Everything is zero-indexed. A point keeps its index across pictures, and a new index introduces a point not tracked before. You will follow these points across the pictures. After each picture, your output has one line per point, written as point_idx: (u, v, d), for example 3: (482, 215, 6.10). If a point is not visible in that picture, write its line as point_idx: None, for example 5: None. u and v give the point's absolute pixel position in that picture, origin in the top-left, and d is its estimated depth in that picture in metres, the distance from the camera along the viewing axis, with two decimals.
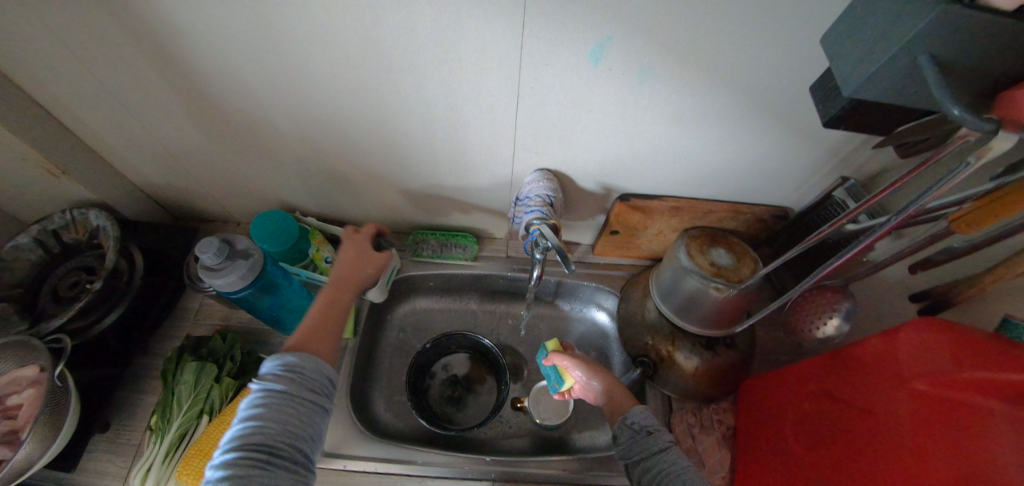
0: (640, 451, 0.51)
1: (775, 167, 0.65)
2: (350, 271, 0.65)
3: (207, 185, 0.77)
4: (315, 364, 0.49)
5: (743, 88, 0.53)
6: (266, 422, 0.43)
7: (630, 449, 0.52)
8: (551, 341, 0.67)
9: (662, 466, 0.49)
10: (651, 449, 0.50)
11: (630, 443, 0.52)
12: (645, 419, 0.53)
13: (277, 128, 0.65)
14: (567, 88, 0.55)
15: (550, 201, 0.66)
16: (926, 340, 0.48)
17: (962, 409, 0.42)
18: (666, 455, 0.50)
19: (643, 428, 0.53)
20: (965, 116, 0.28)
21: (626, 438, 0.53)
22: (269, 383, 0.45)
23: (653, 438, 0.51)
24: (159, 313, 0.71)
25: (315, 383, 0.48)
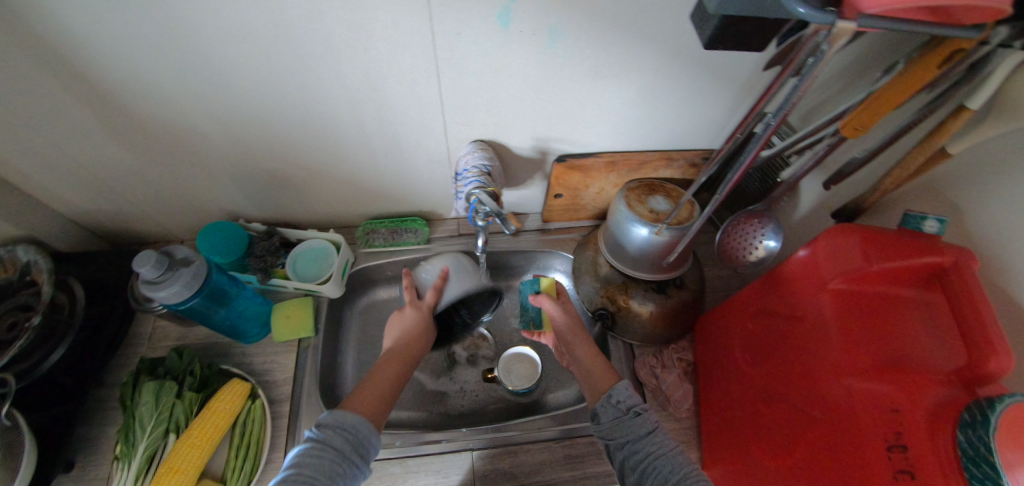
0: (626, 432, 0.52)
1: (700, 110, 0.66)
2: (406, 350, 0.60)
3: (140, 204, 0.74)
4: (362, 429, 0.50)
5: (653, 35, 0.54)
6: (309, 475, 0.44)
7: (616, 431, 0.53)
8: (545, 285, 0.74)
9: (649, 448, 0.51)
10: (640, 430, 0.52)
11: (615, 424, 0.53)
12: (632, 399, 0.54)
13: (197, 135, 0.63)
14: (484, 54, 0.55)
15: (487, 170, 0.65)
16: (842, 242, 0.51)
17: (884, 304, 0.48)
18: (653, 435, 0.52)
19: (629, 408, 0.54)
20: (810, 13, 0.30)
21: (609, 418, 0.54)
22: (318, 437, 0.48)
23: (640, 418, 0.52)
24: (110, 343, 0.70)
25: (364, 449, 0.49)
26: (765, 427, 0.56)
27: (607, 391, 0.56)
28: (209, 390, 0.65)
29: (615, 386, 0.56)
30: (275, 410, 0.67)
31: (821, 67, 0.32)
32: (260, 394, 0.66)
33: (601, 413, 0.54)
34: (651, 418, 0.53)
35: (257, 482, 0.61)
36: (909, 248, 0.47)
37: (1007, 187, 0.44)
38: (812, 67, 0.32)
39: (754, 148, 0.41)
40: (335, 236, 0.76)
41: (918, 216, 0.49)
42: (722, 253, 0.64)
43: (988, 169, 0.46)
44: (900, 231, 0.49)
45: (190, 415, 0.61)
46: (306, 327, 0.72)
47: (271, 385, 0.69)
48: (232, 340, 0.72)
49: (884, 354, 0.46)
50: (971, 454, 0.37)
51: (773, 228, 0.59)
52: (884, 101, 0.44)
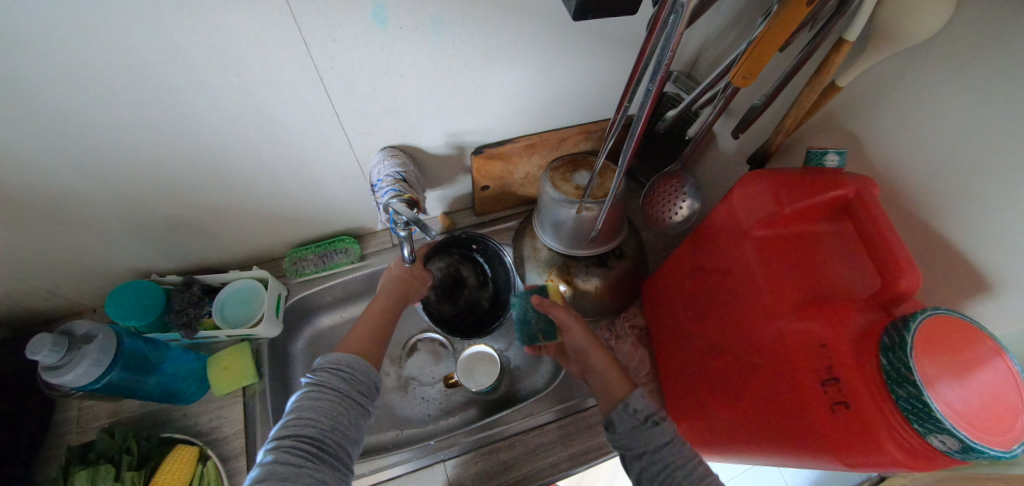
0: (643, 442, 0.49)
1: (607, 78, 0.65)
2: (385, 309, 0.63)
3: (30, 281, 0.67)
4: (361, 369, 0.52)
5: (540, 10, 0.51)
6: (315, 417, 0.45)
7: (632, 440, 0.50)
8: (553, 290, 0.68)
9: (668, 458, 0.47)
10: (659, 441, 0.48)
11: (631, 433, 0.50)
12: (650, 409, 0.51)
13: (69, 197, 0.56)
14: (368, 58, 0.51)
15: (401, 177, 0.62)
16: (755, 190, 0.51)
17: (801, 244, 0.49)
18: (673, 444, 0.48)
19: (647, 417, 0.50)
20: None
21: (625, 427, 0.50)
22: (318, 380, 0.49)
23: (658, 428, 0.49)
24: (30, 438, 0.64)
25: (363, 387, 0.51)
26: (716, 380, 0.58)
27: (624, 400, 0.52)
28: (152, 463, 0.60)
29: (632, 395, 0.52)
30: (231, 467, 0.63)
31: (685, 20, 0.32)
32: (210, 454, 0.62)
33: (617, 422, 0.51)
34: (670, 427, 0.50)
35: None
36: (815, 184, 0.47)
37: (892, 112, 0.45)
38: (676, 21, 0.32)
39: (642, 115, 0.41)
40: (259, 273, 0.72)
41: (818, 153, 0.50)
42: (647, 217, 0.64)
43: (874, 96, 0.47)
44: (804, 170, 0.50)
45: None
46: (248, 374, 0.68)
47: (221, 442, 0.65)
48: (170, 404, 0.67)
49: (808, 291, 0.47)
50: (892, 376, 0.38)
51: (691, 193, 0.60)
52: (766, 44, 0.43)
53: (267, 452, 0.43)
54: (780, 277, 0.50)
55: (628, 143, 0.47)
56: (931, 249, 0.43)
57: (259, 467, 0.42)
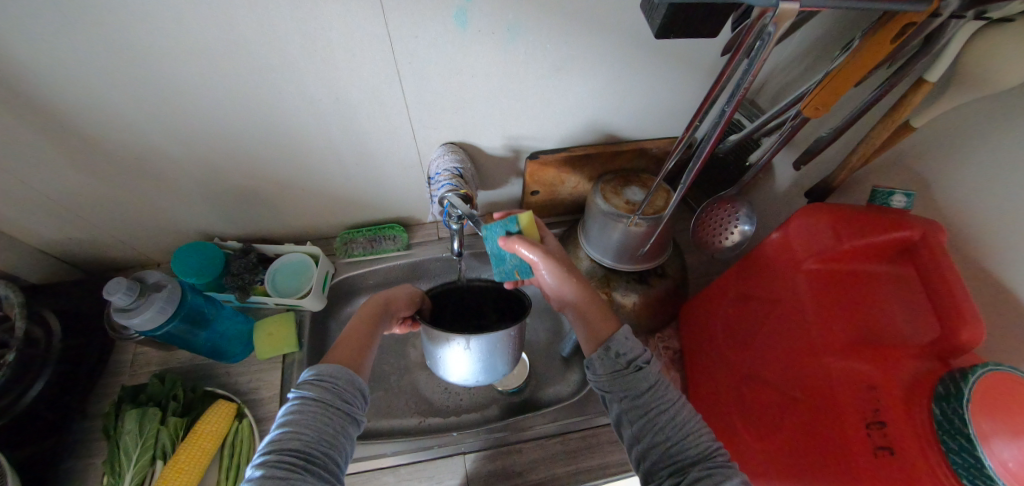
0: (626, 386, 0.48)
1: (670, 98, 0.66)
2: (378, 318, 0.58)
3: (112, 230, 0.73)
4: (348, 376, 0.48)
5: (613, 27, 0.53)
6: (302, 431, 0.42)
7: (613, 384, 0.49)
8: (525, 217, 0.58)
9: (653, 403, 0.47)
10: (642, 385, 0.48)
11: (612, 378, 0.49)
12: (633, 353, 0.50)
13: (161, 156, 0.61)
14: (445, 57, 0.54)
15: (458, 173, 0.65)
16: (811, 223, 0.51)
17: (858, 281, 0.48)
18: (655, 390, 0.48)
19: (630, 362, 0.49)
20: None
21: (606, 371, 0.50)
22: (304, 391, 0.45)
23: (641, 373, 0.48)
24: (90, 374, 0.69)
25: (350, 395, 0.47)
26: (751, 411, 0.57)
27: (604, 342, 0.51)
28: (194, 413, 0.64)
29: (614, 337, 0.51)
30: (263, 428, 0.66)
31: (773, 44, 0.32)
32: (246, 413, 0.66)
33: (596, 365, 0.50)
34: (654, 371, 0.49)
35: None
36: (880, 224, 0.46)
37: (969, 157, 0.44)
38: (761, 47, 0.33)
39: (715, 136, 0.41)
40: (313, 249, 0.76)
41: (884, 192, 0.48)
42: (697, 239, 0.64)
43: (950, 141, 0.46)
44: (868, 208, 0.49)
45: (177, 440, 0.61)
46: (290, 342, 0.71)
47: (257, 403, 0.68)
48: (216, 361, 0.71)
49: (860, 329, 0.47)
50: (949, 428, 0.36)
51: (745, 215, 0.59)
52: (842, 77, 0.43)
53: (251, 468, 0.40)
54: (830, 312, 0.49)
55: (696, 161, 0.47)
56: (1000, 300, 0.42)
57: (245, 484, 0.39)
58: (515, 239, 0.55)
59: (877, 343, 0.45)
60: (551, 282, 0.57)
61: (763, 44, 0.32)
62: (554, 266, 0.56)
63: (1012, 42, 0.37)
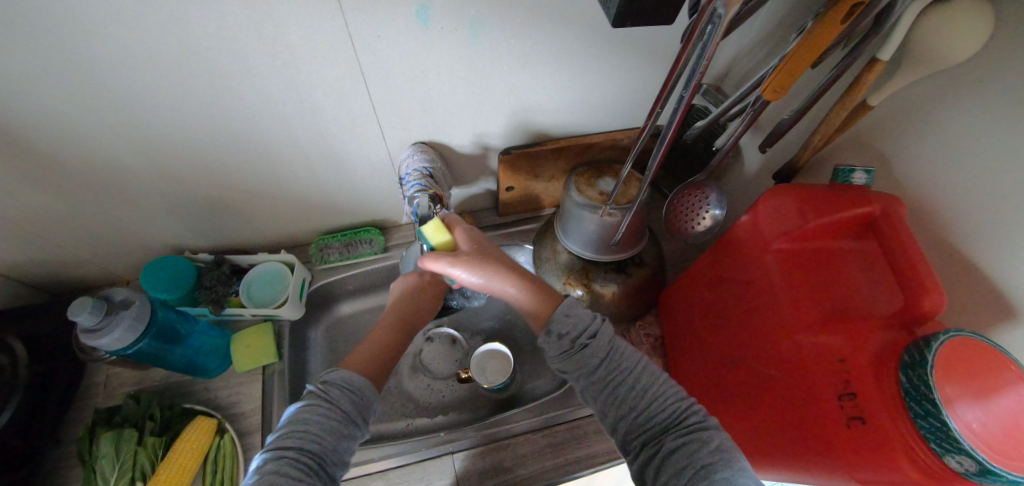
0: (576, 364, 0.50)
1: (638, 87, 0.66)
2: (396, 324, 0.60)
3: (74, 248, 0.70)
4: (372, 392, 0.51)
5: (575, 19, 0.53)
6: (324, 434, 0.44)
7: (567, 364, 0.50)
8: (431, 230, 0.58)
9: (610, 377, 0.48)
10: (591, 360, 0.49)
11: (563, 358, 0.50)
12: (578, 329, 0.50)
13: (122, 171, 0.59)
14: (409, 55, 0.53)
15: (428, 173, 0.64)
16: (778, 204, 0.52)
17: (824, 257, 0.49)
18: (608, 361, 0.49)
19: (575, 341, 0.50)
20: None
21: (557, 352, 0.51)
22: (333, 395, 0.47)
23: (586, 350, 0.49)
24: (61, 400, 0.67)
25: (368, 411, 0.50)
26: (730, 391, 0.58)
27: (547, 325, 0.52)
28: (173, 430, 0.63)
29: (553, 318, 0.52)
30: (247, 441, 0.65)
31: (721, 31, 0.33)
32: (228, 427, 0.65)
33: (547, 348, 0.52)
34: (603, 342, 0.50)
35: None
36: (842, 202, 0.47)
37: (922, 132, 0.46)
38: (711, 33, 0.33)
39: (674, 127, 0.42)
40: (286, 257, 0.74)
41: (845, 170, 0.50)
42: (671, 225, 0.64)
43: (905, 117, 0.47)
44: (832, 186, 0.50)
45: (155, 459, 0.59)
46: (269, 353, 0.70)
47: (239, 417, 0.67)
48: (193, 377, 0.69)
49: (829, 304, 0.48)
50: (914, 396, 0.37)
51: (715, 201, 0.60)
52: (797, 58, 0.44)
53: (265, 459, 0.42)
54: (801, 290, 0.50)
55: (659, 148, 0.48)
56: (955, 269, 0.43)
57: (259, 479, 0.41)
58: (425, 259, 0.56)
59: (845, 316, 0.47)
60: (488, 285, 0.56)
61: (711, 31, 0.34)
62: (477, 268, 0.55)
63: (957, 18, 0.38)
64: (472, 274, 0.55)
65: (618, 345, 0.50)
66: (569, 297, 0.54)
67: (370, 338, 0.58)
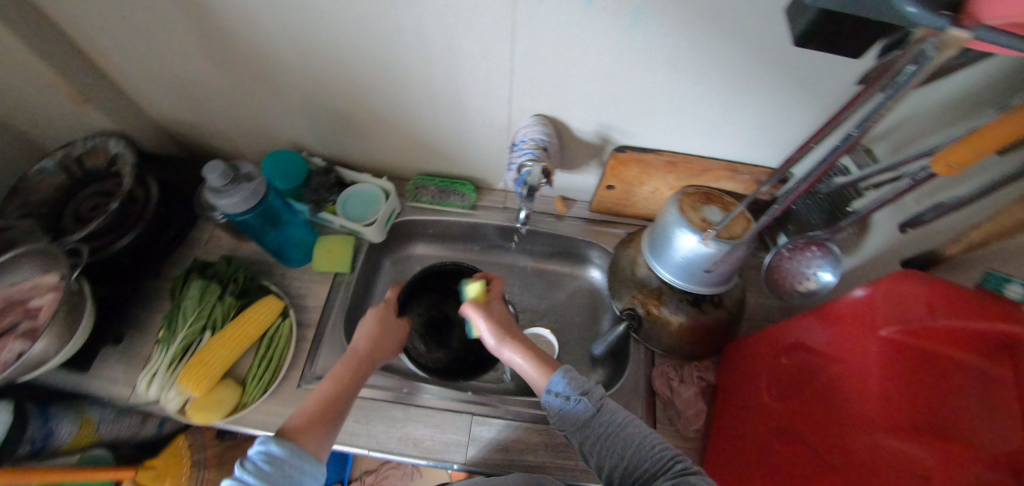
0: (574, 420, 0.47)
1: (779, 128, 0.62)
2: (355, 372, 0.56)
3: (218, 122, 0.79)
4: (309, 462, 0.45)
5: (746, 37, 0.50)
6: None
7: (565, 421, 0.48)
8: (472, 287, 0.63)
9: (603, 429, 0.46)
10: (588, 413, 0.47)
11: (562, 415, 0.48)
12: (570, 385, 0.48)
13: (278, 67, 0.65)
14: (562, 27, 0.54)
15: (544, 145, 0.64)
16: (905, 291, 0.46)
17: (941, 365, 0.43)
18: (601, 413, 0.47)
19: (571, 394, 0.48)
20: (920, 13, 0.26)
21: (556, 411, 0.48)
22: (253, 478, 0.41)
23: (582, 404, 0.47)
24: (170, 242, 0.77)
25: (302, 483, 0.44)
26: (773, 467, 0.52)
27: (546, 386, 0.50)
28: (248, 298, 0.70)
29: (551, 379, 0.50)
30: (301, 332, 0.71)
31: (923, 75, 0.30)
32: (291, 314, 0.71)
33: (548, 409, 0.49)
34: (597, 397, 0.48)
35: (272, 392, 0.67)
36: (980, 309, 0.41)
37: None
38: (900, 85, 0.31)
39: (829, 161, 0.40)
40: (386, 184, 0.78)
41: (1000, 277, 0.44)
42: (777, 278, 0.61)
43: None
44: (981, 291, 0.43)
45: (226, 318, 0.68)
46: (344, 262, 0.75)
47: (302, 309, 0.73)
48: (277, 260, 0.77)
49: (928, 412, 0.41)
50: None
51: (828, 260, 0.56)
52: (992, 138, 0.39)
53: None
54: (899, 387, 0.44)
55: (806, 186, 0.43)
56: None
57: None
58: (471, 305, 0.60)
59: (939, 434, 0.40)
60: (514, 358, 0.55)
61: (909, 72, 0.30)
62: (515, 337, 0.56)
63: None
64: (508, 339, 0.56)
65: (608, 401, 0.48)
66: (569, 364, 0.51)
67: (322, 385, 0.54)
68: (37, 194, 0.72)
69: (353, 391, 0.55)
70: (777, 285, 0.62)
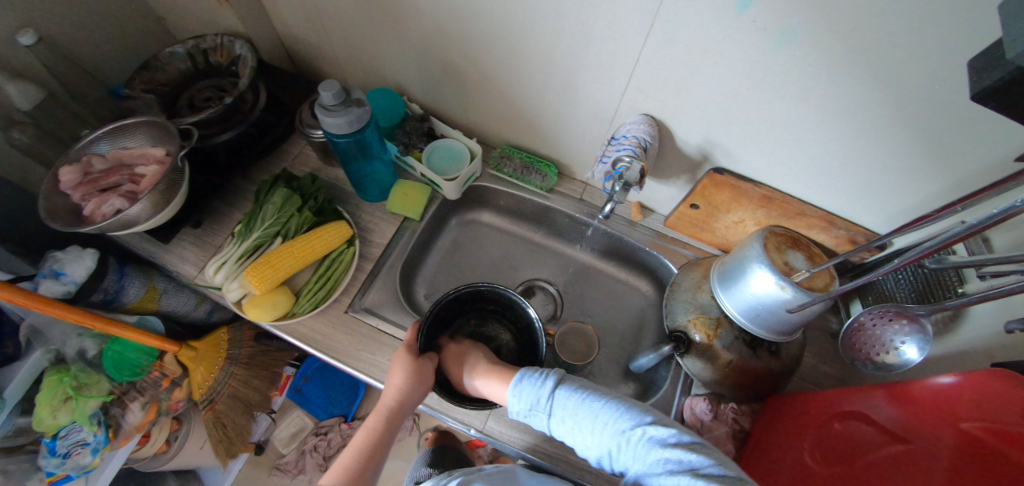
0: (537, 417, 0.51)
1: (898, 193, 0.57)
2: (392, 421, 0.57)
3: (335, 47, 0.82)
4: None
5: (905, 87, 0.46)
6: None
7: (532, 417, 0.52)
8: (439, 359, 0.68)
9: (562, 425, 0.50)
10: (547, 412, 0.50)
11: (527, 415, 0.52)
12: (525, 389, 0.51)
13: (408, 7, 0.66)
14: (702, 32, 0.51)
15: (645, 145, 0.63)
16: (999, 388, 0.40)
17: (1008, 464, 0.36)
18: (554, 409, 0.50)
19: (527, 397, 0.51)
20: None
21: (522, 411, 0.52)
22: None
23: (535, 404, 0.51)
24: (265, 148, 0.81)
25: None
26: None
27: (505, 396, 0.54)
28: (323, 218, 0.73)
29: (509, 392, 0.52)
30: (360, 263, 0.74)
31: None
32: (356, 244, 0.74)
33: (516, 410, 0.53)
34: (548, 392, 0.51)
35: (319, 311, 0.70)
36: None
37: None
38: None
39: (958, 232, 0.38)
40: (474, 147, 0.79)
41: None
42: (854, 341, 0.57)
43: None
44: None
45: (298, 230, 0.70)
46: (417, 210, 0.77)
47: (366, 242, 0.76)
48: (355, 191, 0.80)
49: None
50: None
51: (926, 338, 0.50)
52: None
53: None
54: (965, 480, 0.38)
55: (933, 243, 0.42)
56: None
57: None
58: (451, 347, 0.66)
59: None
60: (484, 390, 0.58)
61: None
62: (480, 367, 0.60)
63: None
64: (471, 373, 0.60)
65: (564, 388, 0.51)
66: (525, 368, 0.54)
67: (358, 434, 0.56)
68: (162, 74, 0.77)
69: (388, 438, 0.56)
70: (856, 349, 0.57)
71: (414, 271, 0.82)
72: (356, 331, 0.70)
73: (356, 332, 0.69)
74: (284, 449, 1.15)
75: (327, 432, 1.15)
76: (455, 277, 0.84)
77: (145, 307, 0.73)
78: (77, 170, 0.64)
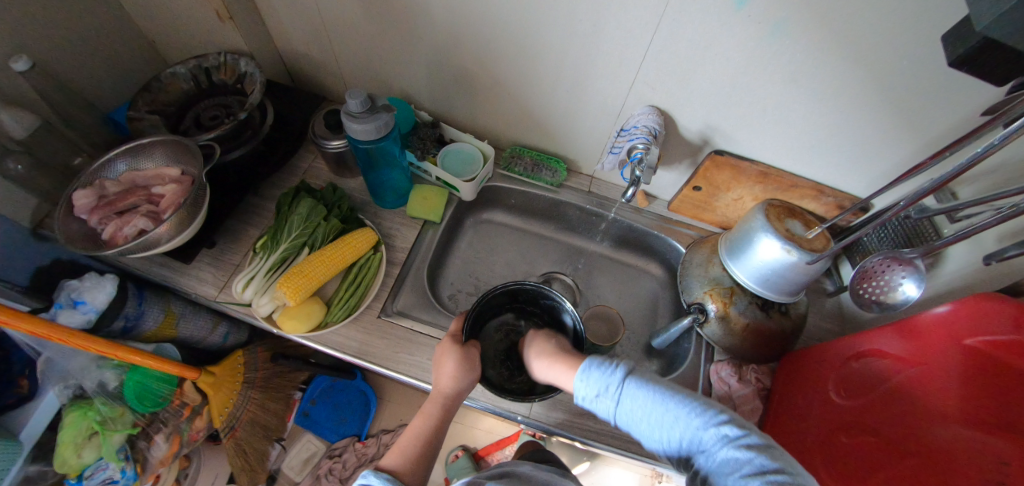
0: (602, 408, 0.48)
1: (876, 159, 0.65)
2: (445, 409, 0.58)
3: (341, 61, 0.84)
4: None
5: (881, 64, 0.54)
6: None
7: (597, 408, 0.48)
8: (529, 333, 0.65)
9: (631, 417, 0.46)
10: (614, 402, 0.47)
11: (592, 406, 0.48)
12: (601, 375, 0.48)
13: (422, 17, 0.70)
14: (706, 27, 0.57)
15: (655, 133, 0.69)
16: (993, 307, 0.45)
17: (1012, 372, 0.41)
18: (625, 399, 0.46)
19: (601, 384, 0.47)
20: None
21: (589, 401, 0.49)
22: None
23: (607, 393, 0.47)
24: (277, 163, 0.80)
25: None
26: (840, 461, 0.53)
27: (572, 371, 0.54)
28: (347, 226, 0.74)
29: (584, 375, 0.49)
30: (387, 267, 0.75)
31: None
32: (381, 249, 0.75)
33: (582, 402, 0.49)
34: (623, 380, 0.47)
35: (353, 318, 0.70)
36: None
37: None
38: None
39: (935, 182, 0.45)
40: (486, 149, 0.83)
41: None
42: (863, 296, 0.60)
43: None
44: None
45: (324, 239, 0.71)
46: (437, 213, 0.80)
47: (391, 248, 0.77)
48: (372, 199, 0.82)
49: (1003, 412, 0.40)
50: None
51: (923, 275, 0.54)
52: None
53: None
54: (980, 393, 0.43)
55: (919, 189, 0.48)
56: None
57: None
58: (529, 331, 0.66)
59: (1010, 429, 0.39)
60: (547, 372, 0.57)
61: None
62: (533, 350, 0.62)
63: None
64: (539, 353, 0.59)
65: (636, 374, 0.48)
66: (593, 355, 0.51)
67: (413, 421, 0.57)
68: (165, 95, 0.76)
69: (443, 426, 0.58)
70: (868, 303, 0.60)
71: (435, 272, 0.83)
72: (392, 335, 0.70)
73: (392, 336, 0.70)
74: (297, 478, 1.10)
75: (340, 453, 1.12)
76: (474, 277, 0.87)
77: (163, 333, 0.71)
78: (92, 193, 0.63)
